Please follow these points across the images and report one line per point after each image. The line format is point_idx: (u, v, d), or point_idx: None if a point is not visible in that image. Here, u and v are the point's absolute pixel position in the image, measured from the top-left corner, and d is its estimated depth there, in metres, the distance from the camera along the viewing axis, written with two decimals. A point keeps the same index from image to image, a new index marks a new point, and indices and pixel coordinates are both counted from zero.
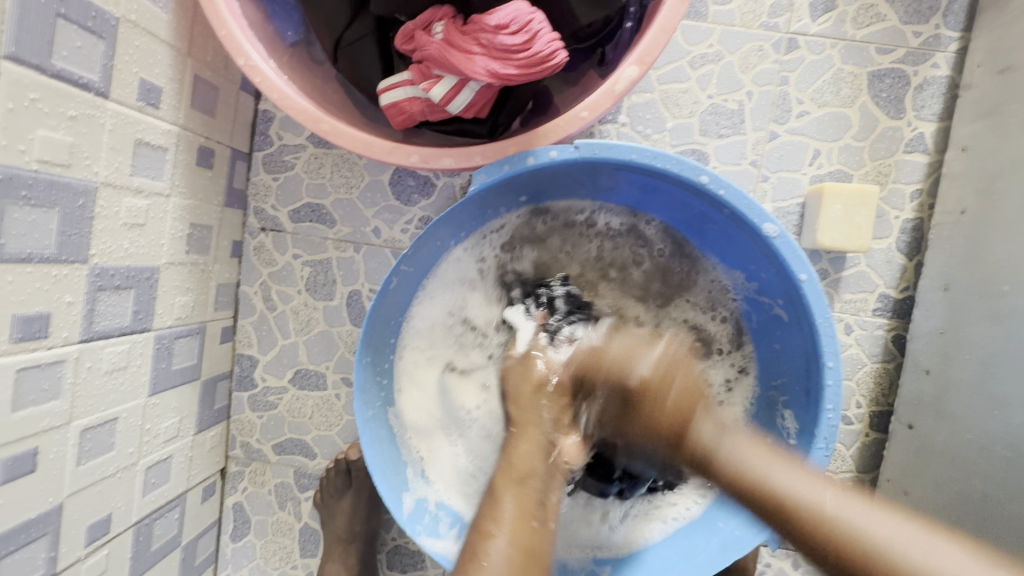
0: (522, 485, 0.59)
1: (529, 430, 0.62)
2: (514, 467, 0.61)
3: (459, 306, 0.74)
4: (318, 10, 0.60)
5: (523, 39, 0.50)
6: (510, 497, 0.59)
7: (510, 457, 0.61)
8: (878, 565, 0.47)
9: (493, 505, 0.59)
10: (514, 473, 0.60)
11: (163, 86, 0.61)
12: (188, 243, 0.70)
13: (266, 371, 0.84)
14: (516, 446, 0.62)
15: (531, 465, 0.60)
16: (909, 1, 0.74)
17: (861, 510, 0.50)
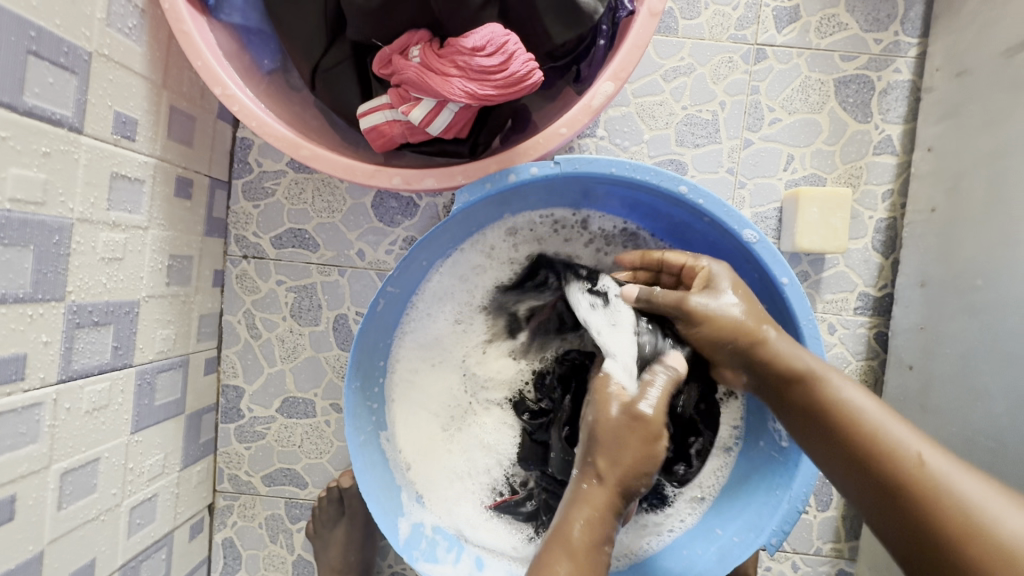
0: (597, 545, 0.53)
1: (614, 491, 0.54)
2: (574, 538, 0.53)
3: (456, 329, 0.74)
4: (293, 37, 0.59)
5: (499, 61, 0.51)
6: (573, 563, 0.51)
7: (592, 514, 0.53)
8: (907, 473, 0.47)
9: (560, 535, 0.53)
10: (591, 530, 0.53)
11: (139, 118, 0.61)
12: (168, 275, 0.69)
13: (253, 402, 0.82)
14: (592, 499, 0.54)
15: (607, 529, 0.54)
16: (868, 11, 0.77)
17: (903, 428, 0.50)
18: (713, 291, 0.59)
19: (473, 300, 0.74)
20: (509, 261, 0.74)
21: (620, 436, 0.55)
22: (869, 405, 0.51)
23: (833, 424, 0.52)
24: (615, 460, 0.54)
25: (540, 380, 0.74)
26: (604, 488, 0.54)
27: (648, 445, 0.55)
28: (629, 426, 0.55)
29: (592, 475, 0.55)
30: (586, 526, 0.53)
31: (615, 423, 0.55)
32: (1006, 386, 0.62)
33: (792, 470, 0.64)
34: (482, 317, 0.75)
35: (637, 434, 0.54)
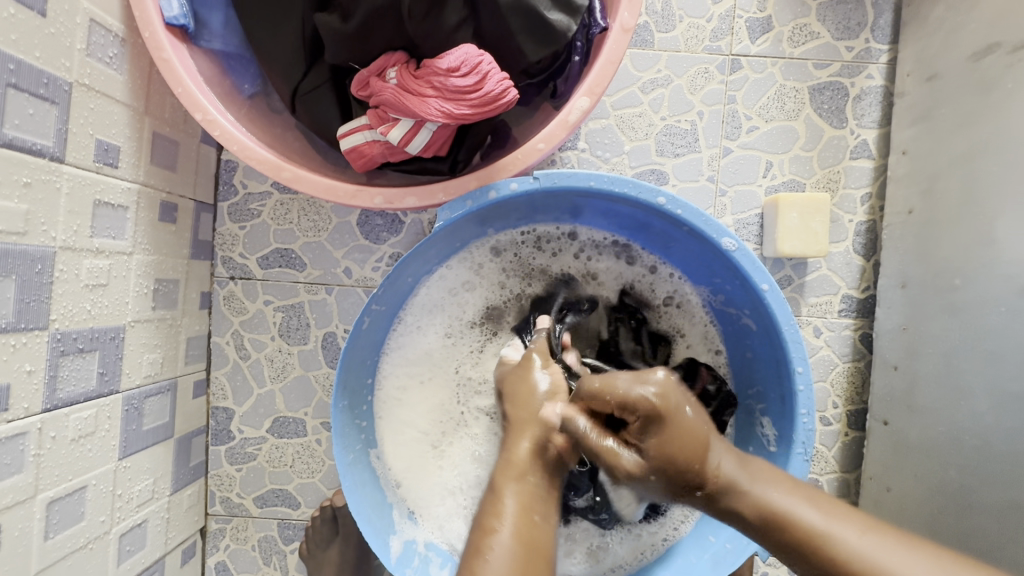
0: (524, 474, 0.54)
1: (526, 424, 0.57)
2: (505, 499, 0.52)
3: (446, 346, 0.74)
4: (273, 62, 0.60)
5: (473, 81, 0.52)
6: (517, 487, 0.53)
7: (512, 449, 0.56)
8: None
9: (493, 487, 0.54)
10: (512, 467, 0.54)
11: (121, 145, 0.61)
12: (154, 299, 0.69)
13: (243, 423, 0.82)
14: (507, 443, 0.57)
15: (534, 457, 0.55)
16: (839, 19, 0.78)
17: (855, 531, 0.46)
18: (663, 416, 0.50)
19: (464, 314, 0.75)
20: (498, 280, 0.75)
21: (516, 381, 0.62)
22: (820, 517, 0.47)
23: (790, 548, 0.47)
24: (514, 402, 0.60)
25: None
26: (513, 424, 0.58)
27: (531, 384, 0.61)
28: (519, 387, 0.61)
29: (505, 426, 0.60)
30: (508, 458, 0.55)
31: (510, 370, 0.64)
32: (990, 385, 0.63)
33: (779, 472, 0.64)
34: (472, 331, 0.75)
35: (528, 371, 0.63)
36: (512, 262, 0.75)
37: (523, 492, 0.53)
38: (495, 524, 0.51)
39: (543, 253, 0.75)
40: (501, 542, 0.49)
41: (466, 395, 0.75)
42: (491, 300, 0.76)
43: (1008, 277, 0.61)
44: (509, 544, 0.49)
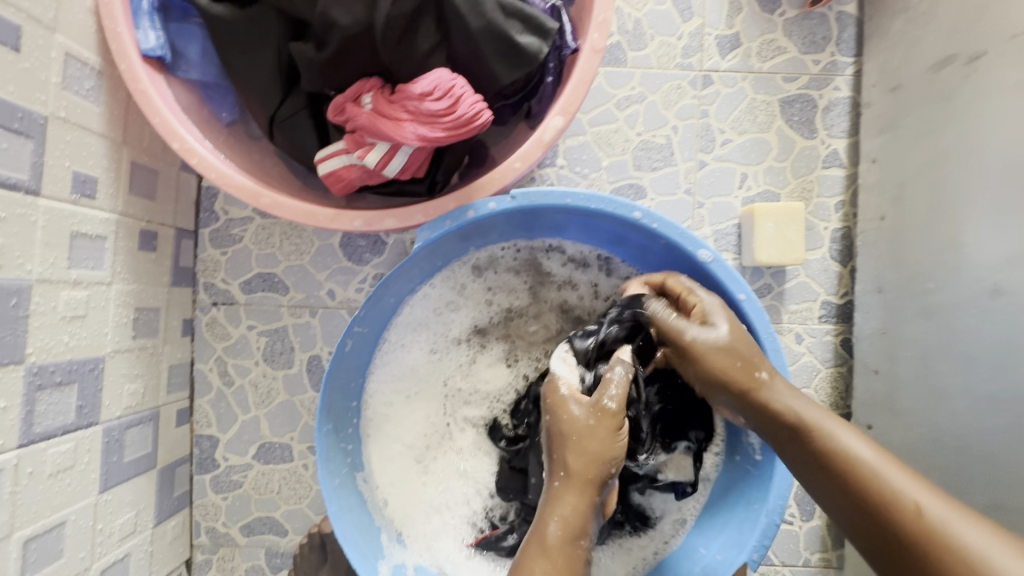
0: (572, 540, 0.53)
1: (583, 481, 0.55)
2: (550, 540, 0.53)
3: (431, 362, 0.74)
4: (250, 90, 0.61)
5: (446, 104, 0.53)
6: (563, 551, 0.53)
7: (566, 512, 0.54)
8: (905, 518, 0.45)
9: (537, 536, 0.54)
10: (567, 526, 0.53)
11: (98, 176, 0.61)
12: (134, 328, 0.68)
13: (228, 450, 0.81)
14: (564, 493, 0.55)
15: (585, 521, 0.54)
16: (805, 34, 0.81)
17: (896, 469, 0.48)
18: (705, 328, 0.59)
19: (450, 331, 0.74)
20: (482, 298, 0.75)
21: (585, 434, 0.56)
22: (863, 446, 0.50)
23: (823, 465, 0.50)
24: (583, 451, 0.55)
25: (516, 406, 0.74)
26: (571, 483, 0.55)
27: (611, 436, 0.56)
28: (588, 426, 0.56)
29: (560, 471, 0.56)
30: (560, 520, 0.53)
31: (579, 419, 0.57)
32: (965, 384, 0.64)
33: (766, 481, 0.64)
34: (456, 348, 0.75)
35: (604, 428, 0.56)
36: (494, 279, 0.75)
37: (569, 560, 0.53)
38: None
39: (525, 268, 0.75)
40: None
41: (454, 407, 0.75)
42: (476, 318, 0.75)
43: (974, 280, 0.63)
44: None
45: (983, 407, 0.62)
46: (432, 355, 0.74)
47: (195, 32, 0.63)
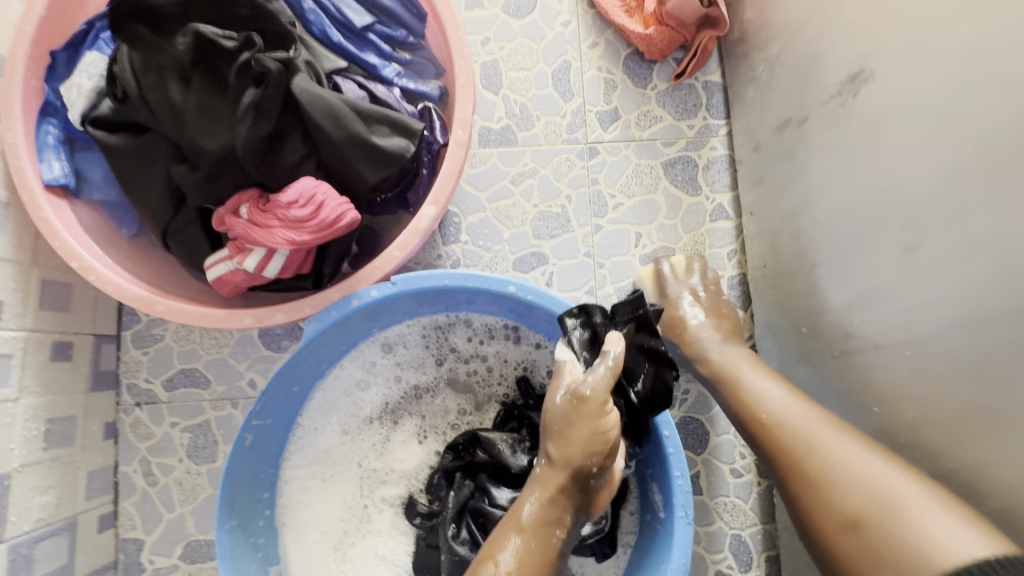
0: (545, 525, 0.56)
1: (561, 469, 0.58)
2: (524, 518, 0.57)
3: (346, 443, 0.76)
4: (146, 207, 0.66)
5: (310, 210, 0.58)
6: (529, 533, 0.56)
7: (542, 495, 0.57)
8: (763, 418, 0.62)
9: (514, 517, 0.58)
10: (540, 511, 0.57)
11: (5, 298, 0.65)
12: (46, 439, 0.70)
13: (154, 552, 0.81)
14: (542, 476, 0.59)
15: (560, 509, 0.57)
16: (677, 103, 0.88)
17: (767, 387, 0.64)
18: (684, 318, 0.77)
19: (361, 411, 0.76)
20: (393, 374, 0.77)
21: (565, 422, 0.59)
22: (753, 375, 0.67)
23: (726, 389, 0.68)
24: (563, 442, 0.58)
25: (431, 481, 0.75)
26: (552, 466, 0.58)
27: (593, 424, 0.58)
28: (568, 415, 0.59)
29: (544, 457, 0.60)
30: (539, 500, 0.57)
31: (561, 407, 0.60)
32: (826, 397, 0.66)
33: (669, 539, 0.64)
34: (369, 427, 0.76)
35: (585, 416, 0.58)
36: (404, 356, 0.77)
37: (541, 542, 0.56)
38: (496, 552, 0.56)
39: (435, 343, 0.78)
40: None
41: (370, 489, 0.75)
42: (388, 395, 0.77)
43: (829, 322, 0.65)
44: None
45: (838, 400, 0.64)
46: (345, 436, 0.75)
47: (96, 159, 0.69)
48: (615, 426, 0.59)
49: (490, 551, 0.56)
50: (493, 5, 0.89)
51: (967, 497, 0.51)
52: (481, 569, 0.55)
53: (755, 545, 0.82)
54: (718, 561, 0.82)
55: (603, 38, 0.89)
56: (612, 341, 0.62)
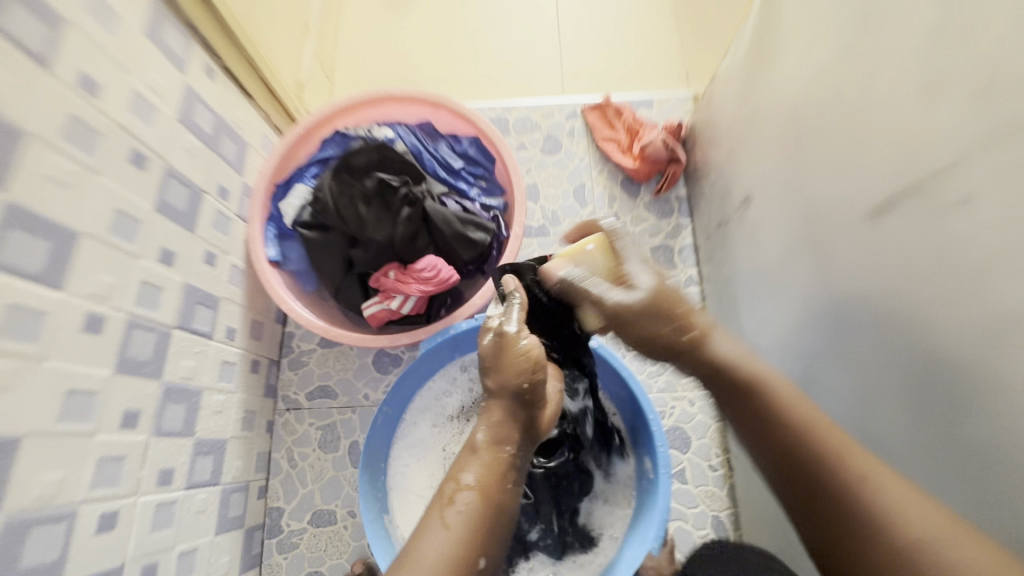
0: (496, 444, 0.73)
1: (500, 397, 0.77)
2: (478, 441, 0.73)
3: (435, 433, 1.09)
4: (325, 272, 1.08)
5: (435, 272, 1.00)
6: (483, 455, 0.72)
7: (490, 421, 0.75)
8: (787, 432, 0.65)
9: (471, 445, 0.74)
10: (491, 435, 0.74)
11: (237, 327, 1.06)
12: (242, 422, 1.07)
13: (291, 517, 1.14)
14: (489, 408, 0.77)
15: (506, 432, 0.74)
16: (658, 208, 1.30)
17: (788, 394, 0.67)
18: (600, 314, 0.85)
19: (445, 410, 1.11)
20: (468, 386, 1.12)
21: (495, 358, 0.79)
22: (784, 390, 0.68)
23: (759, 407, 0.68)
24: (497, 376, 0.78)
25: None
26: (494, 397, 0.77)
27: (516, 353, 0.78)
28: (496, 353, 0.79)
29: (488, 396, 0.78)
30: (488, 425, 0.75)
31: (492, 348, 0.80)
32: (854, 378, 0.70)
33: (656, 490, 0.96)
34: (451, 423, 1.10)
35: (509, 347, 0.78)
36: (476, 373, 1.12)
37: (495, 457, 0.72)
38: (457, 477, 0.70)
39: None
40: (467, 493, 0.68)
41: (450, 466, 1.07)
42: (465, 400, 1.11)
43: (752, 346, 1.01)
44: (474, 497, 0.68)
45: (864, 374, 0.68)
46: (435, 428, 1.10)
47: (293, 245, 1.12)
48: (530, 350, 0.79)
49: (452, 473, 0.71)
50: (534, 149, 1.36)
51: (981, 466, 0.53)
52: (444, 488, 0.70)
53: (729, 524, 1.10)
54: (702, 536, 1.10)
55: (606, 168, 1.34)
56: (513, 283, 0.89)
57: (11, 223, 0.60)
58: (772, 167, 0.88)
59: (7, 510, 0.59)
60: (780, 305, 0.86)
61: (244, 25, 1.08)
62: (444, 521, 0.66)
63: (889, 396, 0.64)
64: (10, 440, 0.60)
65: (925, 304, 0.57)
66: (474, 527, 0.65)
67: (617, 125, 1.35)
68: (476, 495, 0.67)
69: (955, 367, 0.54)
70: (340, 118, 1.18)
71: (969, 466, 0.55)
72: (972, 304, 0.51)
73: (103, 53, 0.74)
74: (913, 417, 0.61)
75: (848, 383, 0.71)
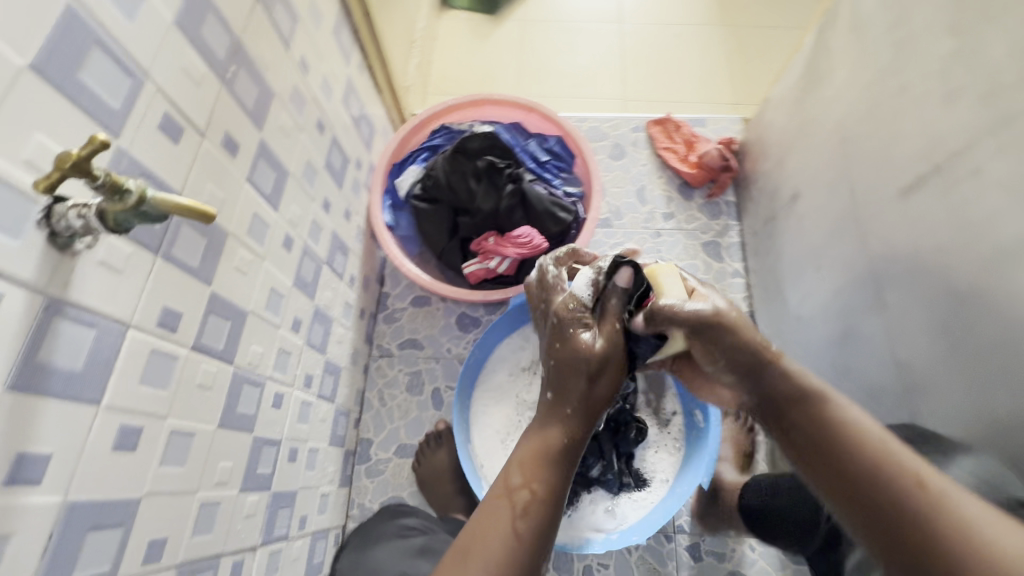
0: (570, 456, 0.67)
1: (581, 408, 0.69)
2: (555, 439, 0.66)
3: (509, 380, 1.26)
4: (431, 237, 1.29)
5: (528, 239, 1.20)
6: (554, 460, 0.65)
7: (562, 415, 0.68)
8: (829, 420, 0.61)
9: (541, 447, 0.66)
10: (564, 445, 0.66)
11: (356, 277, 1.27)
12: (351, 358, 1.26)
13: (379, 448, 1.31)
14: (565, 414, 0.68)
15: (580, 444, 0.68)
16: (709, 210, 1.50)
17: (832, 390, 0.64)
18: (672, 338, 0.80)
19: (520, 361, 1.27)
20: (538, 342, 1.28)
21: (586, 369, 0.71)
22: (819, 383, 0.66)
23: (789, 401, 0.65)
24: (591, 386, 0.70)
25: None
26: (575, 410, 0.68)
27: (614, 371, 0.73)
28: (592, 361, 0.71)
29: (562, 400, 0.69)
30: (562, 426, 0.67)
31: (590, 357, 0.71)
32: (889, 321, 0.86)
33: (707, 436, 1.14)
34: (524, 373, 1.26)
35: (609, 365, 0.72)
36: None
37: (568, 462, 0.66)
38: (529, 483, 0.63)
39: None
40: (545, 505, 0.62)
41: (522, 410, 1.22)
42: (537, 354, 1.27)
43: (791, 318, 1.19)
44: (552, 511, 0.62)
45: (901, 320, 0.83)
46: (510, 376, 1.26)
47: (404, 215, 1.34)
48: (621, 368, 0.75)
49: (523, 476, 0.63)
50: (602, 154, 1.58)
51: (1012, 358, 0.67)
52: (514, 496, 0.62)
53: None
54: None
55: (664, 173, 1.54)
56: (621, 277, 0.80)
57: (261, 153, 0.82)
58: (819, 167, 1.08)
59: (235, 363, 0.78)
60: (823, 278, 1.05)
61: (383, 34, 1.33)
62: (515, 530, 0.59)
63: (919, 331, 0.81)
64: (243, 311, 0.79)
65: (955, 253, 0.74)
66: (546, 535, 0.60)
67: (676, 138, 1.57)
68: (547, 507, 0.61)
69: (980, 287, 0.70)
70: (449, 114, 1.41)
71: (1009, 362, 0.67)
72: (982, 243, 0.70)
73: (312, 41, 0.97)
74: (939, 340, 0.77)
75: (881, 331, 0.89)
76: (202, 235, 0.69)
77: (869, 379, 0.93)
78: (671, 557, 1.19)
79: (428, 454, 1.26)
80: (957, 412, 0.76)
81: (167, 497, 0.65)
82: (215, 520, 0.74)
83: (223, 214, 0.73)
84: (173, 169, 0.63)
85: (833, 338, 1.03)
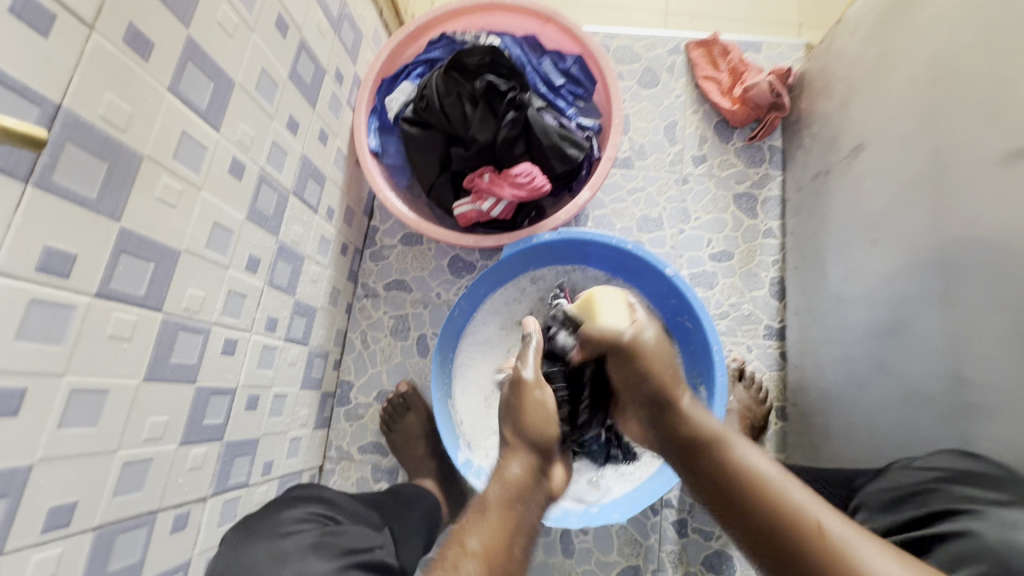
0: (498, 550, 0.61)
1: (499, 508, 0.67)
2: (470, 545, 0.60)
3: (500, 334, 1.17)
4: (421, 171, 1.13)
5: (528, 179, 1.04)
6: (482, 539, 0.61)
7: (507, 480, 0.72)
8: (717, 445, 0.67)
9: (477, 507, 0.68)
10: (489, 541, 0.61)
11: (335, 208, 1.13)
12: (329, 298, 1.16)
13: (359, 392, 1.25)
14: (486, 519, 0.65)
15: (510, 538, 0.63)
16: (749, 155, 1.28)
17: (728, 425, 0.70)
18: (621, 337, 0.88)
19: (513, 316, 1.17)
20: (536, 296, 1.18)
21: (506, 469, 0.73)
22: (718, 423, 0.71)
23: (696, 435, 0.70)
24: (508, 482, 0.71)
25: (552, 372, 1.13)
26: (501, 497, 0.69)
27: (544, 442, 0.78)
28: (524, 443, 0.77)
29: (480, 501, 0.68)
30: (501, 490, 0.70)
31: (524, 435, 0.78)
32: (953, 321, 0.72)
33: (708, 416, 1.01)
34: (516, 328, 1.18)
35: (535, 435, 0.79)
36: (547, 287, 1.18)
37: (505, 518, 0.65)
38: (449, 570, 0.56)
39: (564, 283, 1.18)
40: None
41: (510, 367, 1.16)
42: (534, 311, 1.18)
43: (829, 293, 1.03)
44: None
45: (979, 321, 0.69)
46: (499, 329, 1.17)
47: (392, 140, 1.17)
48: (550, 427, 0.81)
49: (455, 537, 0.62)
50: (631, 80, 1.34)
51: None
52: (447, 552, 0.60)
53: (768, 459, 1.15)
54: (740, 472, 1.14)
55: (702, 108, 1.32)
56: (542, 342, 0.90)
57: (190, 55, 0.66)
58: (895, 114, 0.86)
59: (166, 310, 0.68)
60: (879, 251, 0.88)
61: None
62: None
63: (990, 337, 0.66)
64: (174, 250, 0.68)
65: None
66: None
67: (722, 66, 1.32)
68: (480, 566, 0.58)
69: None
70: (451, 21, 1.18)
71: None
72: None
73: None
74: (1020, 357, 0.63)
75: (941, 328, 0.74)
76: (98, 158, 0.56)
77: (913, 383, 0.79)
78: (655, 530, 1.13)
79: (397, 421, 1.19)
80: (1015, 444, 0.63)
81: (71, 460, 0.58)
82: (147, 477, 0.69)
83: (133, 132, 0.60)
84: (44, 72, 0.50)
85: (876, 329, 0.88)
